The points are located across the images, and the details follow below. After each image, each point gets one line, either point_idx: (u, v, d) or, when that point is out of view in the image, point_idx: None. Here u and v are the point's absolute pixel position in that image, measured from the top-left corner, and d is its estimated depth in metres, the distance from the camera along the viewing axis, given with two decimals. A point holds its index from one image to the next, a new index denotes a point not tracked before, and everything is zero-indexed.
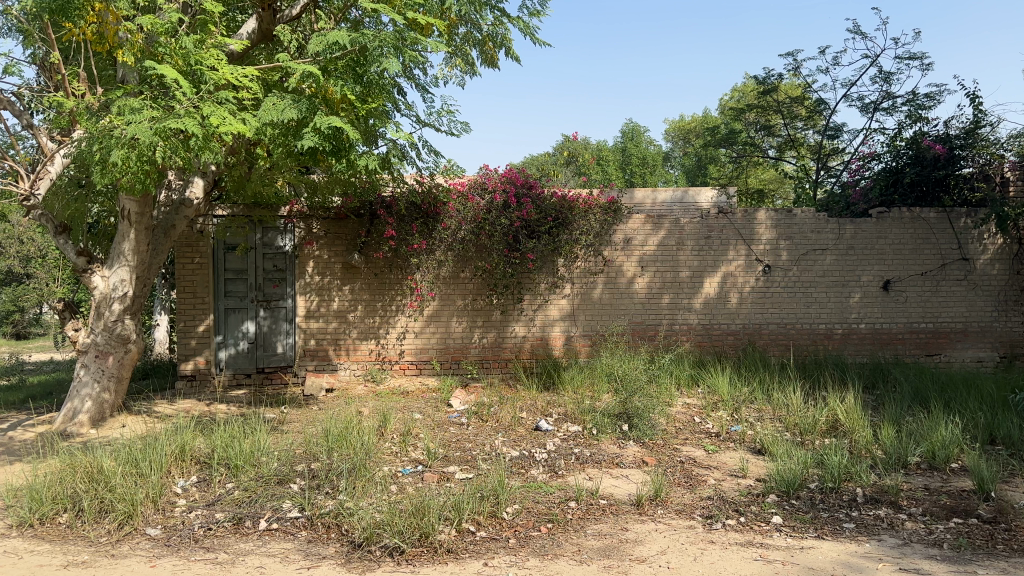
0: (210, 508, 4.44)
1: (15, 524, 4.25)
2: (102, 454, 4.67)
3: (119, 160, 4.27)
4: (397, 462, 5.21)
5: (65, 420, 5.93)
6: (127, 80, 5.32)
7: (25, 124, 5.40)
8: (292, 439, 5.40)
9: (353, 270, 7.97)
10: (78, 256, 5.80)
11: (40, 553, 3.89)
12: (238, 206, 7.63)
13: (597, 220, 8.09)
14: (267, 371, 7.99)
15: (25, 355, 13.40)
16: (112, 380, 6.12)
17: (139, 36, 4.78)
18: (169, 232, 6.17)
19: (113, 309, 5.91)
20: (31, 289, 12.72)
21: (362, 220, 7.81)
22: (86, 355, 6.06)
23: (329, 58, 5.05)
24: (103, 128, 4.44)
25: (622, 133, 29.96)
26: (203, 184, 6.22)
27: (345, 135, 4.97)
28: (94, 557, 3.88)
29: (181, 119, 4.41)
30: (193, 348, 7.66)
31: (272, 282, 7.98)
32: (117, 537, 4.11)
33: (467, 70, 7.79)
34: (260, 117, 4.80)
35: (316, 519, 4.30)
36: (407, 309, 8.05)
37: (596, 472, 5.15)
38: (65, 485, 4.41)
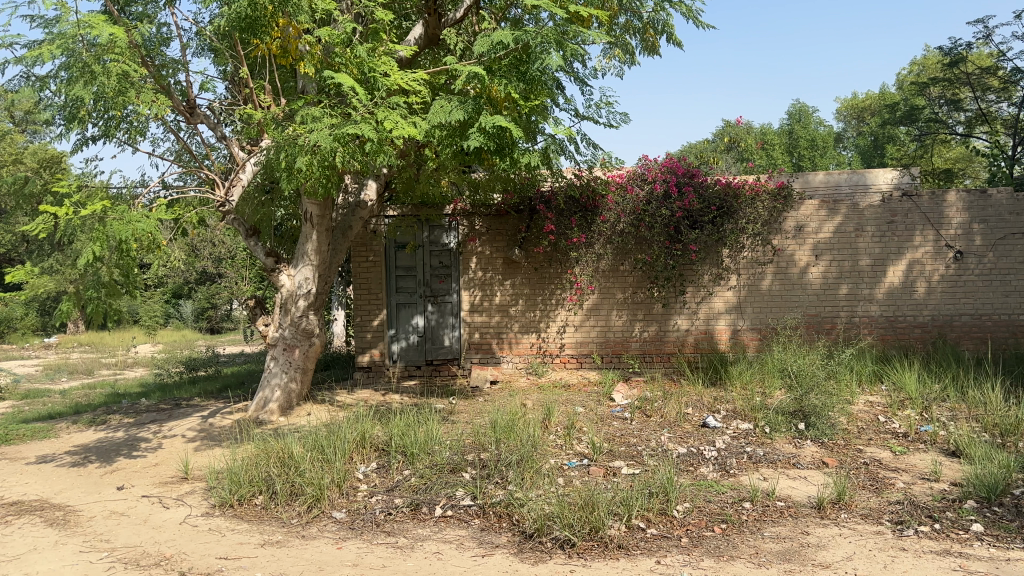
0: (389, 494, 4.66)
1: (218, 504, 4.66)
2: (291, 441, 5.02)
3: (303, 166, 4.55)
4: (563, 455, 5.23)
5: (258, 408, 6.46)
6: (306, 90, 5.66)
7: (219, 135, 5.88)
8: (462, 429, 5.56)
9: (514, 265, 8.09)
10: (266, 256, 6.29)
11: (240, 532, 4.25)
12: (407, 206, 7.97)
13: (765, 207, 7.74)
14: (436, 364, 8.32)
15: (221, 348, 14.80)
16: (297, 371, 6.56)
17: (318, 48, 5.05)
18: (347, 232, 6.55)
19: (299, 306, 6.33)
20: (224, 287, 14.00)
21: (523, 216, 7.92)
22: (275, 348, 6.52)
23: (493, 57, 5.13)
24: (289, 137, 4.77)
25: (787, 115, 28.56)
26: (376, 186, 6.50)
27: (509, 133, 5.02)
28: (287, 537, 4.18)
29: (358, 125, 4.61)
30: (369, 341, 8.05)
31: (439, 277, 8.33)
32: (307, 519, 4.41)
33: (626, 59, 7.66)
34: (429, 119, 4.96)
35: (488, 509, 4.40)
36: (566, 303, 8.07)
37: (771, 472, 4.92)
38: (260, 469, 4.78)
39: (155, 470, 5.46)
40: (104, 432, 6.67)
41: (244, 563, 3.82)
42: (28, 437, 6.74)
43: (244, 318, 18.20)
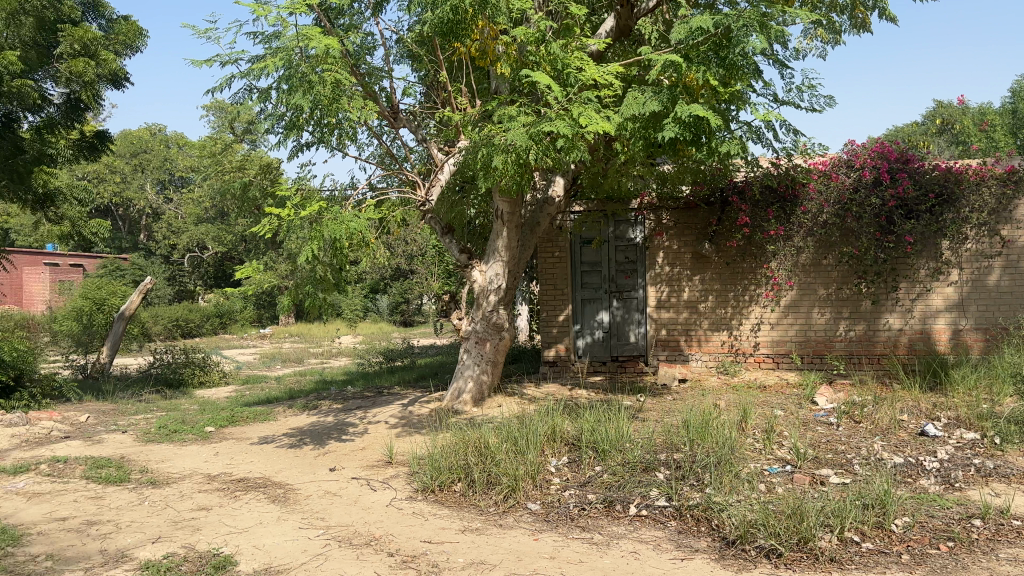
0: (582, 489, 4.66)
1: (420, 488, 4.89)
2: (487, 431, 5.15)
3: (500, 165, 4.65)
4: (763, 460, 4.99)
5: (452, 398, 6.72)
6: (499, 90, 5.81)
7: (420, 138, 6.18)
8: (653, 427, 5.46)
9: (704, 261, 7.86)
10: (460, 252, 6.54)
11: (442, 517, 4.42)
12: (593, 201, 7.98)
13: (992, 194, 6.97)
14: (621, 360, 8.25)
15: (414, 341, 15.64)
16: (489, 364, 6.74)
17: (514, 47, 5.14)
18: (535, 229, 6.66)
19: (490, 301, 6.50)
20: (416, 283, 14.76)
21: (713, 208, 7.70)
22: (468, 341, 6.77)
23: (691, 45, 5.00)
24: (485, 136, 4.88)
25: (1010, 92, 25.63)
26: (563, 182, 6.58)
27: (707, 122, 4.86)
28: (485, 525, 4.29)
29: (553, 121, 4.65)
30: (554, 335, 8.14)
31: (625, 273, 8.23)
32: (504, 508, 4.51)
33: (830, 39, 7.19)
34: (623, 112, 4.93)
35: (685, 511, 4.27)
36: (761, 300, 7.72)
37: (1006, 489, 4.40)
38: (458, 457, 4.96)
39: (362, 454, 5.82)
40: (316, 416, 7.22)
41: (446, 548, 3.96)
42: (251, 419, 7.44)
43: (434, 312, 19.14)
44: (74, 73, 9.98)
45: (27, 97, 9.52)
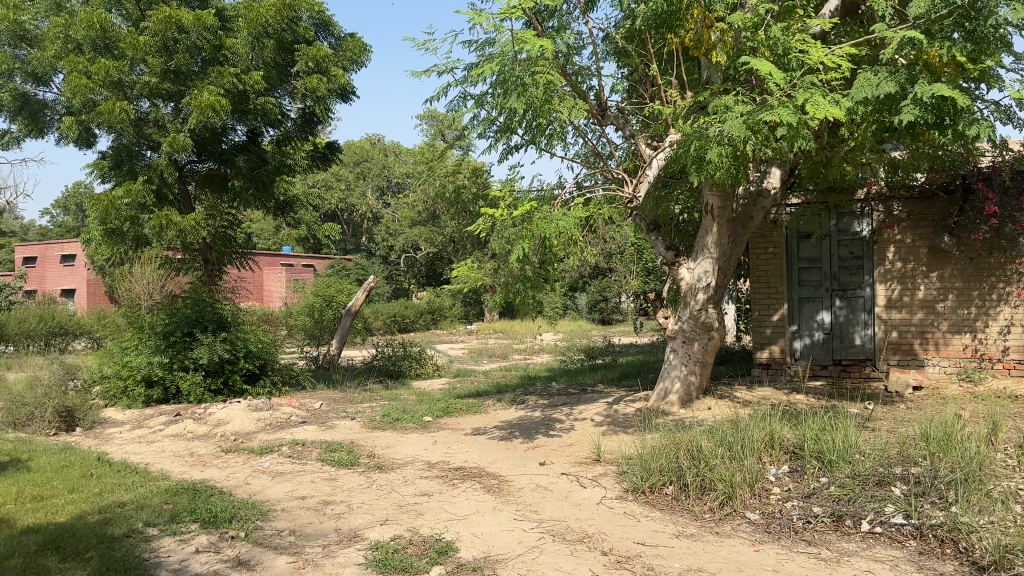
0: (806, 500, 4.38)
1: (631, 489, 4.84)
2: (699, 434, 5.00)
3: (716, 158, 4.49)
4: (1019, 479, 4.41)
5: (659, 398, 6.65)
6: (711, 79, 5.73)
7: (628, 133, 6.20)
8: (885, 438, 5.02)
9: (943, 255, 7.18)
10: (666, 250, 6.36)
11: (655, 520, 4.35)
12: (812, 192, 7.62)
13: None
14: (845, 364, 7.73)
15: (615, 339, 15.66)
16: (697, 364, 6.56)
17: (731, 34, 5.00)
18: (747, 223, 6.42)
19: (699, 299, 6.30)
20: (618, 281, 14.74)
21: (954, 196, 7.03)
22: (675, 340, 6.63)
23: (933, 18, 4.58)
24: (699, 129, 4.73)
25: None
26: (780, 173, 6.27)
27: (952, 102, 4.43)
28: (701, 531, 4.16)
29: (775, 110, 4.42)
30: (768, 336, 7.86)
31: (849, 270, 7.70)
32: (720, 515, 4.35)
33: None
34: (852, 96, 4.65)
35: (927, 530, 3.87)
36: (1012, 299, 6.92)
37: None
38: (670, 459, 4.86)
39: (571, 450, 5.88)
40: (524, 411, 7.42)
41: (661, 551, 3.88)
42: (464, 411, 7.79)
43: (634, 310, 19.10)
44: (308, 89, 11.20)
45: (269, 114, 10.80)
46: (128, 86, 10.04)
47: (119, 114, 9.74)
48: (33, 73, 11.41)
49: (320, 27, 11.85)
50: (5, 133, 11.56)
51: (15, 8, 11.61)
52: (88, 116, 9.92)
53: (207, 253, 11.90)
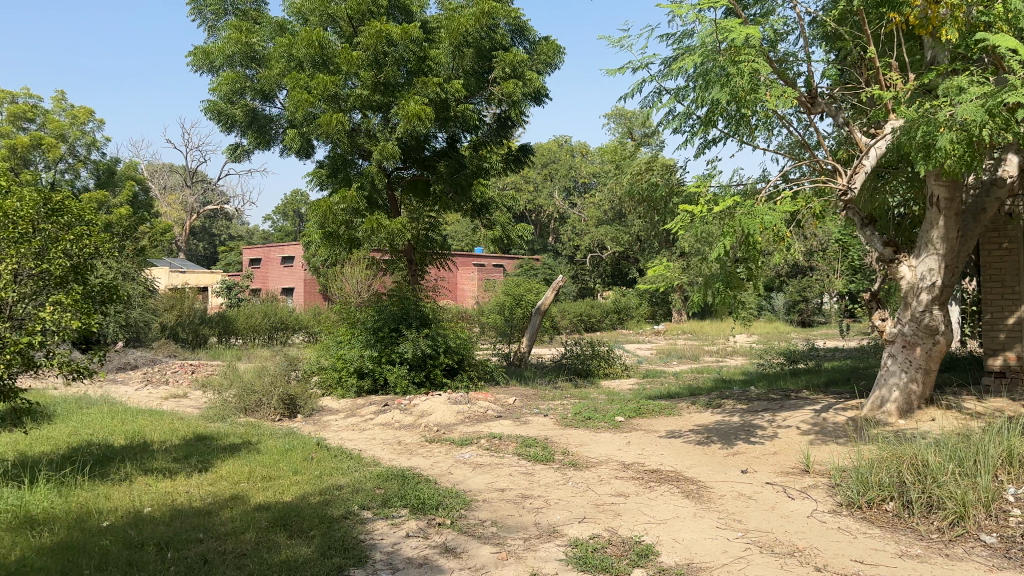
0: None
1: (845, 503, 4.52)
2: (924, 447, 4.57)
3: (946, 146, 4.11)
4: None
5: (874, 407, 6.15)
6: (938, 60, 5.39)
7: (840, 122, 5.92)
8: None
9: None
10: (884, 246, 5.98)
11: (873, 537, 4.02)
12: None
13: None
14: None
15: (816, 342, 14.79)
16: (919, 371, 6.01)
17: (964, 10, 4.64)
18: (980, 216, 5.86)
19: (921, 300, 5.83)
20: (822, 281, 13.87)
21: None
22: (894, 345, 6.14)
23: None
24: (927, 115, 4.36)
25: None
26: (1019, 160, 5.74)
27: None
28: (927, 553, 3.79)
29: (1019, 90, 3.97)
30: (1001, 342, 7.34)
31: None
32: (951, 537, 3.94)
33: None
34: None
35: None
36: None
37: None
38: (890, 473, 4.48)
39: (775, 459, 5.60)
40: (722, 415, 7.19)
41: (882, 571, 3.58)
42: (657, 413, 7.68)
43: (837, 311, 17.99)
44: (505, 94, 11.68)
45: (468, 120, 11.41)
46: (342, 99, 10.88)
47: (336, 126, 10.56)
48: (261, 90, 12.70)
49: (517, 33, 12.34)
50: (239, 147, 12.95)
51: (247, 32, 12.99)
52: (309, 128, 10.85)
53: (416, 253, 12.90)
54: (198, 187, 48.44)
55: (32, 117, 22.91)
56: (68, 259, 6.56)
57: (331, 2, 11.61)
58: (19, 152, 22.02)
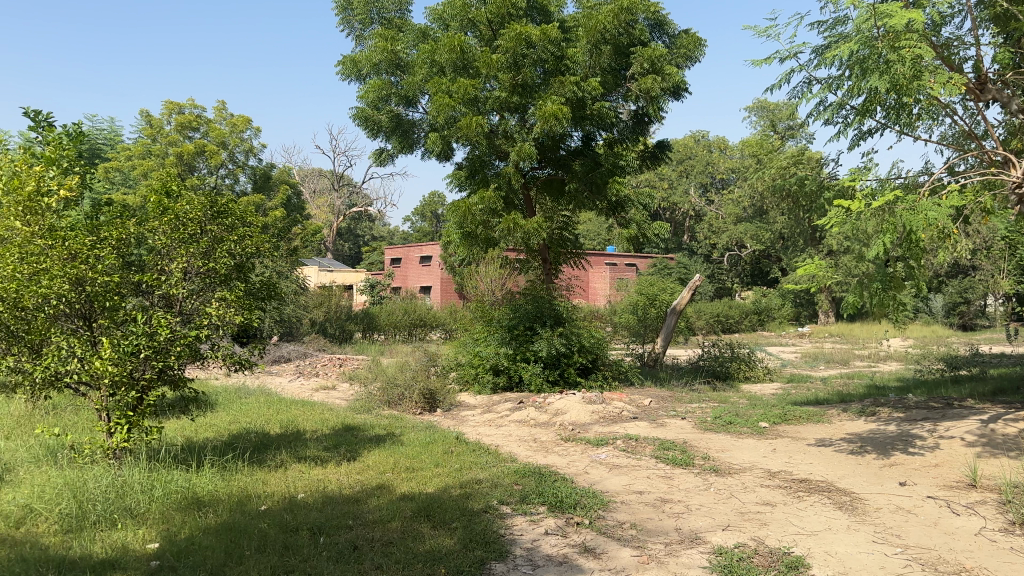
0: None
1: (1019, 522, 4.14)
2: None
3: None
4: None
5: None
6: None
7: (1014, 109, 5.55)
8: None
9: None
10: None
11: None
12: None
13: None
14: None
15: (982, 349, 13.63)
16: None
17: None
18: None
19: None
20: (989, 282, 12.78)
21: None
22: None
23: None
24: None
25: None
26: None
27: None
28: None
29: None
30: None
31: None
32: None
33: None
34: None
35: None
36: None
37: None
38: None
39: (937, 472, 5.21)
40: (875, 424, 6.78)
41: None
42: (804, 419, 7.35)
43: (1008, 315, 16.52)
44: (642, 90, 11.72)
45: (605, 117, 11.51)
46: (481, 102, 11.13)
47: (475, 128, 10.80)
48: (406, 96, 13.18)
49: (655, 27, 12.36)
50: (383, 151, 13.50)
51: (392, 40, 13.51)
52: (449, 131, 11.17)
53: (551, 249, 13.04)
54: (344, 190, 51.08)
55: (197, 126, 24.77)
56: (229, 260, 7.62)
57: (472, 8, 12.01)
58: (187, 159, 24.01)
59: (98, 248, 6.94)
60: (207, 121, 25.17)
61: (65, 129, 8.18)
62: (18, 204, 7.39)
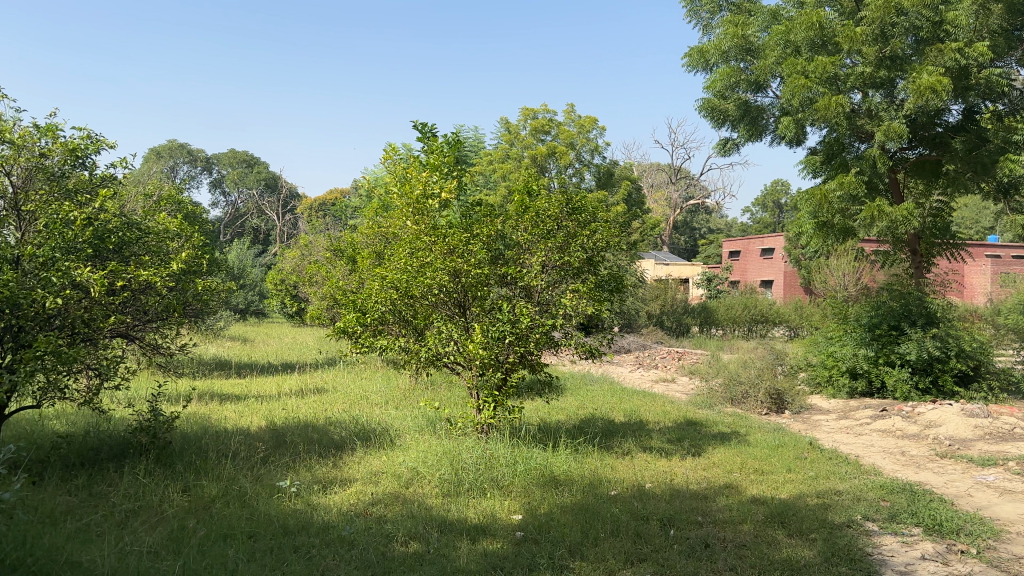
0: None
1: None
2: None
3: None
4: None
5: None
6: None
7: None
8: None
9: None
10: None
11: None
12: None
13: None
14: None
15: None
16: None
17: None
18: None
19: None
20: None
21: None
22: None
23: None
24: None
25: None
26: None
27: None
28: None
29: None
30: None
31: None
32: None
33: None
34: None
35: None
36: None
37: None
38: None
39: None
40: None
41: None
42: None
43: None
44: None
45: (993, 83, 10.89)
46: (841, 79, 11.53)
47: (834, 107, 11.23)
48: (755, 81, 13.22)
49: None
50: (728, 141, 13.08)
51: (743, 26, 13.70)
52: (806, 111, 11.70)
53: (918, 243, 12.49)
54: (683, 182, 51.49)
55: (548, 129, 26.64)
56: (582, 254, 8.61)
57: None
58: (539, 161, 26.09)
59: (471, 244, 8.39)
60: (558, 123, 27.09)
61: (445, 138, 9.42)
62: (409, 206, 8.92)
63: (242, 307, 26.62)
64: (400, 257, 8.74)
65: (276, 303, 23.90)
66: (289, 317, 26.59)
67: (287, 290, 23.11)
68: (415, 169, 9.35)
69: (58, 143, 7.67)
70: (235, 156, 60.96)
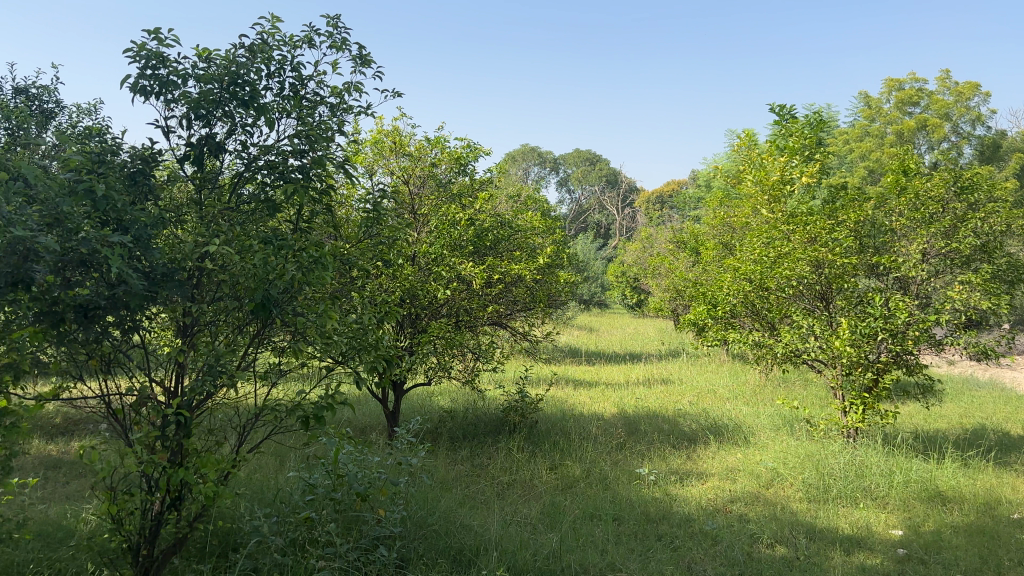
0: None
1: None
2: None
3: None
4: None
5: None
6: None
7: None
8: None
9: None
10: None
11: None
12: None
13: None
14: None
15: None
16: None
17: None
18: None
19: None
20: None
21: None
22: None
23: None
24: None
25: None
26: None
27: None
28: None
29: None
30: None
31: None
32: None
33: None
34: None
35: None
36: None
37: None
38: None
39: None
40: None
41: None
42: None
43: None
44: None
45: None
46: None
47: None
48: None
49: None
50: None
51: None
52: None
53: None
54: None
55: (919, 100, 24.41)
56: (974, 240, 7.52)
57: None
58: (906, 136, 23.98)
59: (835, 232, 7.74)
60: (931, 93, 24.43)
61: (806, 118, 8.81)
62: (765, 193, 8.59)
63: (588, 297, 28.08)
64: (755, 247, 8.49)
65: (617, 294, 24.88)
66: (629, 307, 27.31)
67: (630, 282, 23.91)
68: (772, 154, 8.97)
69: (445, 152, 8.63)
70: (578, 156, 65.87)
